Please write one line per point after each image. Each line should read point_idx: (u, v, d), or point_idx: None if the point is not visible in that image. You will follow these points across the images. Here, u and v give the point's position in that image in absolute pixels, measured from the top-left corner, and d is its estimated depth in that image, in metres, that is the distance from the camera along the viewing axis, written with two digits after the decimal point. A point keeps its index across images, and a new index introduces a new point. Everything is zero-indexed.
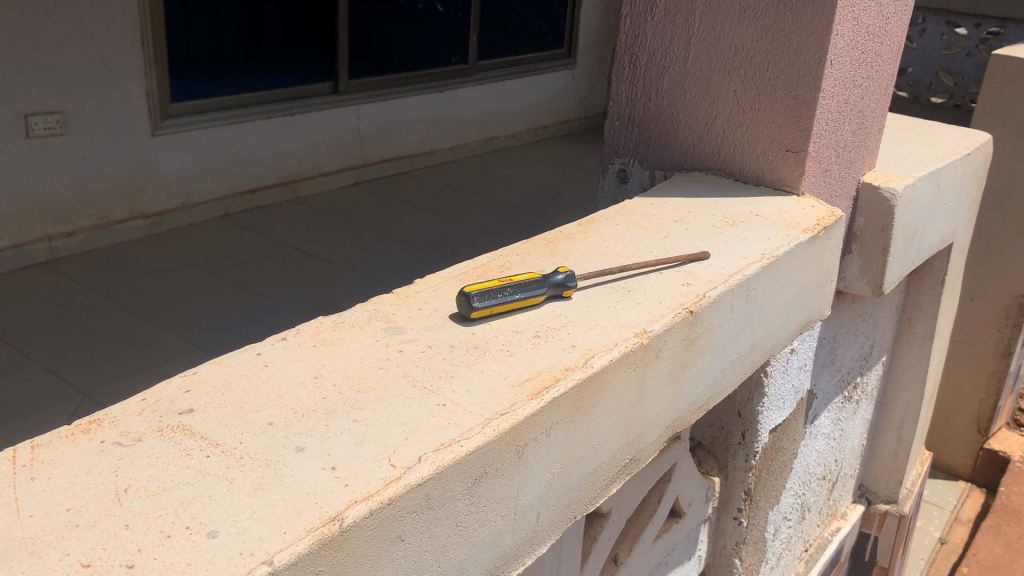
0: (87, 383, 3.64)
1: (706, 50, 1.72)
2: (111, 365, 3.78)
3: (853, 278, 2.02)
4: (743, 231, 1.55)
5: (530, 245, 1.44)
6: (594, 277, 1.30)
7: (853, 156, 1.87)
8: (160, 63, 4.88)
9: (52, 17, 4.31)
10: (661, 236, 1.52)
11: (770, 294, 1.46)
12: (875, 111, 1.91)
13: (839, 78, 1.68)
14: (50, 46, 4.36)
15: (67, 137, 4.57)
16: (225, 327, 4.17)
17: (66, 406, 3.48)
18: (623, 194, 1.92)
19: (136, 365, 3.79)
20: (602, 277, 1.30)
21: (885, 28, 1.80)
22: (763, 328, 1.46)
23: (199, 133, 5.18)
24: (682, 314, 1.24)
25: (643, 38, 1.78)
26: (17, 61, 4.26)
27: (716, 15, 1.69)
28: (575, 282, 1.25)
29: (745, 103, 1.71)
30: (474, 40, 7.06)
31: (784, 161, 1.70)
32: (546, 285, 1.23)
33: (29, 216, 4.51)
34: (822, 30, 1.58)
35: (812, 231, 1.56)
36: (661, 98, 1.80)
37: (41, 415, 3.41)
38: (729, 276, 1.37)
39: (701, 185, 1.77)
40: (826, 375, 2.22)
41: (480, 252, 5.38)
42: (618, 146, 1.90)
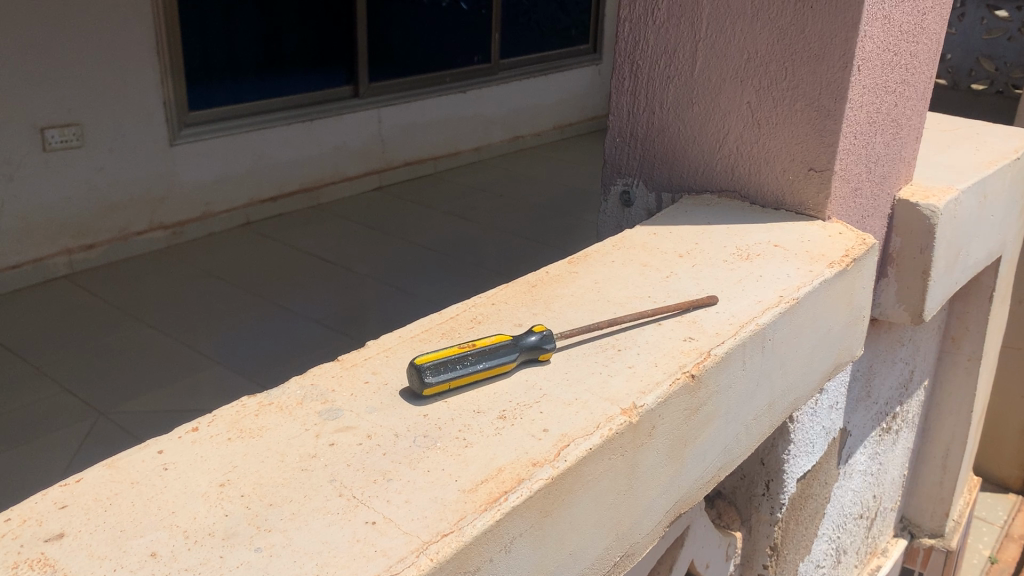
0: (104, 401, 3.51)
1: (715, 57, 1.52)
2: (127, 382, 3.65)
3: (891, 304, 1.81)
4: (759, 267, 1.34)
5: (508, 290, 1.26)
6: (578, 335, 1.10)
7: (886, 170, 1.65)
8: (176, 72, 4.75)
9: (64, 28, 4.18)
10: (663, 275, 1.32)
11: (789, 343, 1.25)
12: (911, 118, 1.69)
13: (868, 85, 1.47)
14: (64, 57, 4.24)
15: (84, 150, 4.45)
16: (246, 340, 4.04)
17: (81, 426, 3.34)
18: (627, 220, 1.73)
19: (155, 381, 3.66)
20: (585, 332, 1.10)
21: (922, 25, 1.58)
22: (783, 381, 1.27)
23: (216, 142, 5.05)
24: (682, 380, 1.04)
25: (645, 44, 1.59)
26: (31, 75, 4.14)
27: (726, 17, 1.48)
28: (552, 344, 1.06)
29: (763, 117, 1.50)
30: (496, 38, 6.88)
31: (807, 182, 1.49)
32: (517, 350, 1.03)
33: (47, 229, 4.40)
34: (847, 31, 1.37)
35: (840, 264, 1.35)
36: (667, 112, 1.61)
37: (56, 435, 3.28)
38: (740, 325, 1.17)
39: (713, 210, 1.56)
40: (861, 410, 2.00)
41: (507, 255, 5.19)
42: (620, 165, 1.70)
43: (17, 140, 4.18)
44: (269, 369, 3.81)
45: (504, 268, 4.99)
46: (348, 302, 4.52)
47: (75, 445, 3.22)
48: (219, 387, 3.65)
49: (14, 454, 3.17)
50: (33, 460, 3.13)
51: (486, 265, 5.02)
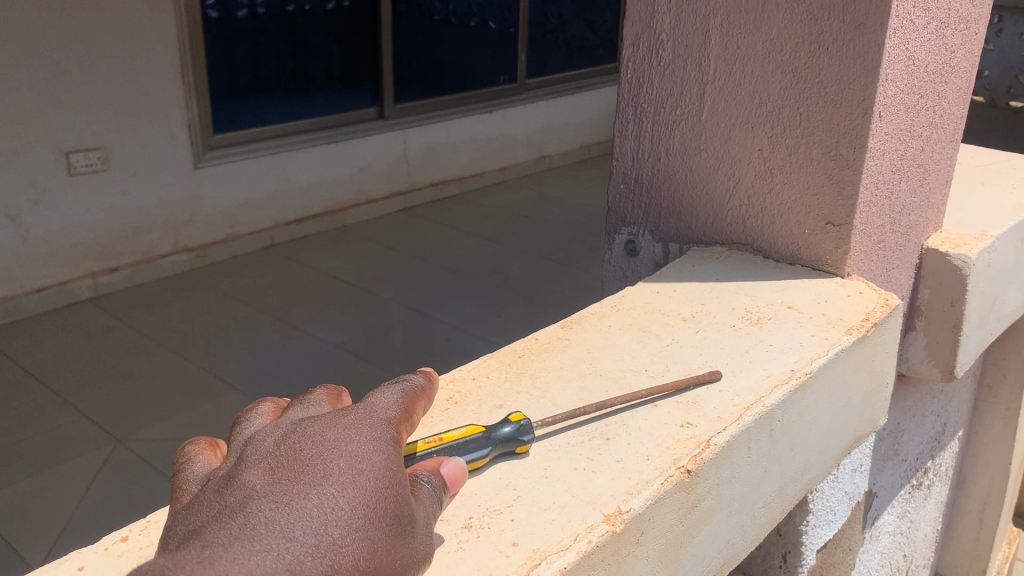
0: (123, 428, 3.44)
1: (723, 101, 1.41)
2: (146, 408, 3.58)
3: (919, 360, 1.69)
4: (770, 333, 1.23)
5: (492, 361, 1.15)
6: (562, 422, 0.99)
7: (912, 220, 1.53)
8: (201, 94, 4.71)
9: (91, 50, 4.14)
10: (665, 343, 1.21)
11: (802, 421, 1.14)
12: (940, 162, 1.57)
13: (890, 132, 1.35)
14: (92, 80, 4.20)
15: (109, 173, 4.41)
16: (266, 365, 3.96)
17: (99, 453, 3.28)
18: (632, 270, 1.63)
19: (174, 406, 3.59)
20: (570, 417, 1.00)
21: (950, 64, 1.46)
22: (795, 464, 1.15)
23: (240, 164, 5.00)
24: (676, 478, 0.93)
25: (649, 86, 1.49)
26: (57, 98, 4.10)
27: (734, 58, 1.38)
28: (530, 436, 0.95)
29: (775, 166, 1.39)
30: (523, 58, 6.81)
31: (824, 237, 1.37)
32: (488, 445, 0.92)
33: (71, 253, 4.38)
34: (866, 76, 1.26)
35: (859, 330, 1.24)
36: (673, 158, 1.50)
37: (73, 463, 3.22)
38: (746, 406, 1.05)
39: (723, 265, 1.45)
40: (889, 470, 1.87)
41: (532, 279, 5.08)
42: (624, 213, 1.61)
43: (41, 163, 4.14)
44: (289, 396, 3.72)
45: (529, 291, 4.89)
46: (372, 325, 4.43)
47: (91, 475, 3.15)
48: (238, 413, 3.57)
49: (30, 483, 3.10)
50: (46, 492, 3.06)
51: (512, 289, 4.91)
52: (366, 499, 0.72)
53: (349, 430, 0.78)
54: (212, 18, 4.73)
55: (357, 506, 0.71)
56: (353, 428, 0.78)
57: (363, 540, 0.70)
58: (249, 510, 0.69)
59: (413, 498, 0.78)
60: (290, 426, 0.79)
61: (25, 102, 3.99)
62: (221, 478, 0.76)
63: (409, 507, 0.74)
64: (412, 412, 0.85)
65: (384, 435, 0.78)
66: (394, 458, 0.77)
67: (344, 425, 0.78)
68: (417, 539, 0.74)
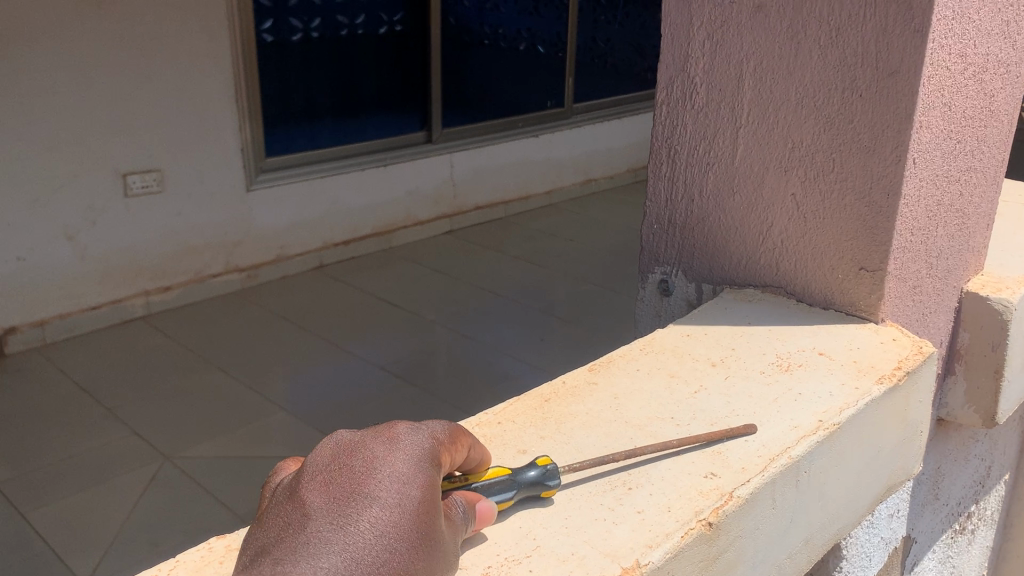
0: (171, 445, 3.51)
1: (756, 145, 1.42)
2: (194, 426, 3.65)
3: (959, 405, 1.65)
4: (800, 381, 1.22)
5: (517, 404, 1.17)
6: (590, 466, 1.00)
7: (950, 265, 1.52)
8: (254, 117, 4.82)
9: (149, 75, 4.26)
10: (692, 390, 1.21)
11: (829, 472, 1.13)
12: (980, 207, 1.56)
13: (926, 178, 1.34)
14: (149, 104, 4.31)
15: (163, 195, 4.52)
16: (311, 385, 4.02)
17: (147, 469, 3.35)
18: (666, 310, 1.64)
19: (221, 425, 3.66)
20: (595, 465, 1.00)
21: (990, 108, 1.45)
22: (822, 514, 1.14)
23: (290, 187, 5.09)
24: (698, 530, 0.93)
25: (682, 128, 1.51)
26: (115, 121, 4.21)
27: (768, 104, 1.38)
28: (555, 481, 0.95)
29: (807, 211, 1.39)
30: (570, 83, 6.85)
31: (858, 282, 1.36)
32: (514, 489, 0.93)
33: (126, 272, 4.49)
34: (899, 123, 1.25)
35: (891, 379, 1.22)
36: (706, 200, 1.51)
37: (122, 478, 3.29)
38: (773, 457, 1.05)
39: (755, 307, 1.45)
40: (929, 515, 1.84)
41: (576, 302, 5.08)
42: (658, 253, 1.62)
43: (98, 184, 4.26)
44: (333, 416, 3.77)
45: (574, 315, 4.89)
46: (416, 346, 4.47)
47: (139, 490, 3.22)
48: (283, 433, 3.62)
49: (81, 497, 3.17)
50: (95, 507, 3.12)
51: (557, 312, 4.92)
52: (408, 517, 0.76)
53: (396, 449, 0.82)
54: (265, 45, 4.86)
55: (402, 525, 0.75)
56: (399, 447, 0.82)
57: (405, 554, 0.74)
58: (310, 528, 0.74)
59: (448, 521, 0.82)
60: (341, 438, 0.84)
61: (85, 125, 4.12)
62: (286, 489, 0.81)
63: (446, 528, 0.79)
64: (457, 432, 0.89)
65: (425, 457, 0.82)
66: (433, 480, 0.81)
67: (393, 445, 0.83)
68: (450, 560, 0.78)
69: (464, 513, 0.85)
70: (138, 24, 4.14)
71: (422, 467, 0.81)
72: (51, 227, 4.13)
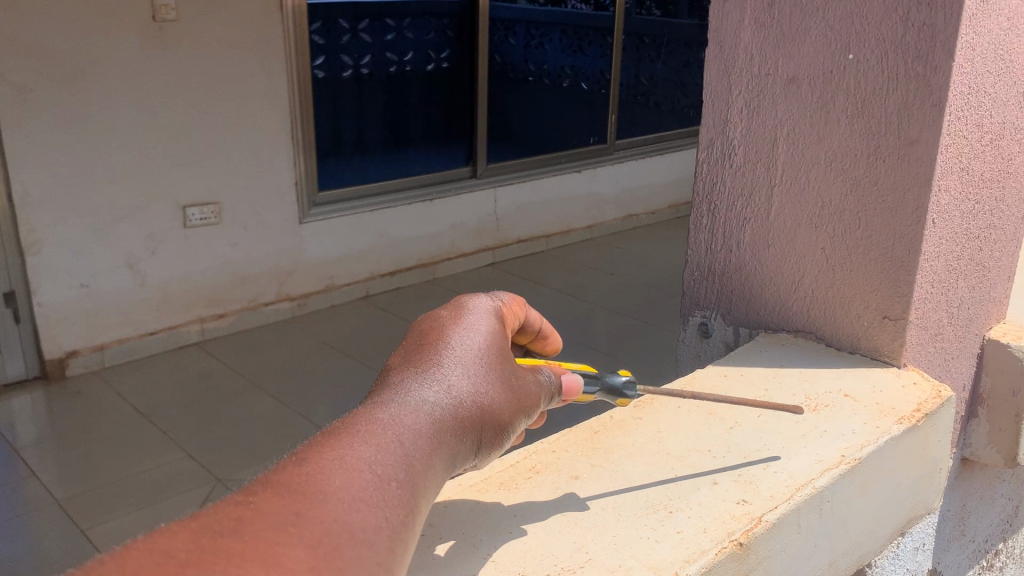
0: (222, 468, 3.68)
1: (789, 203, 1.56)
2: (245, 450, 3.82)
3: (982, 445, 1.74)
4: (826, 420, 1.35)
5: (570, 436, 1.31)
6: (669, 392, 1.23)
7: (972, 313, 1.64)
8: (309, 152, 5.02)
9: (210, 114, 4.48)
10: (727, 426, 1.34)
11: (850, 503, 1.25)
12: (1001, 260, 1.68)
13: (946, 235, 1.47)
14: (210, 141, 4.53)
15: (220, 227, 4.73)
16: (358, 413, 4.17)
17: (200, 491, 3.52)
18: (705, 351, 1.78)
19: (271, 450, 3.82)
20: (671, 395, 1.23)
21: (1008, 170, 1.57)
22: (845, 540, 1.27)
23: (341, 220, 5.30)
24: (729, 548, 1.06)
25: (721, 185, 1.65)
26: (178, 157, 4.43)
27: (800, 166, 1.52)
28: (631, 394, 1.24)
29: (836, 263, 1.52)
30: (613, 120, 7.00)
31: (882, 330, 1.49)
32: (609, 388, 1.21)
33: (183, 301, 4.71)
34: (919, 187, 1.38)
35: (910, 420, 1.34)
36: (743, 252, 1.65)
37: (177, 499, 3.46)
38: (798, 487, 1.18)
39: (787, 351, 1.58)
40: (954, 550, 1.93)
41: (617, 337, 5.19)
42: (699, 298, 1.76)
43: (160, 216, 4.48)
44: None
45: (613, 350, 4.99)
46: None
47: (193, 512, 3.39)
48: None
49: (138, 515, 3.35)
50: (152, 525, 3.30)
51: (597, 346, 5.04)
52: (479, 351, 0.89)
53: (461, 309, 0.96)
54: (321, 83, 5.09)
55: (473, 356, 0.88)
56: (464, 307, 0.96)
57: (478, 377, 0.87)
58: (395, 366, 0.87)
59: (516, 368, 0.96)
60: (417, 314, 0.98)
61: (150, 160, 4.34)
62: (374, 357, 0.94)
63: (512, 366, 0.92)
64: (509, 305, 1.04)
65: (487, 315, 0.96)
66: (495, 329, 0.94)
67: (459, 307, 0.96)
68: (519, 389, 0.92)
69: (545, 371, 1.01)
70: (202, 66, 4.37)
71: (490, 321, 0.95)
72: (115, 257, 4.37)
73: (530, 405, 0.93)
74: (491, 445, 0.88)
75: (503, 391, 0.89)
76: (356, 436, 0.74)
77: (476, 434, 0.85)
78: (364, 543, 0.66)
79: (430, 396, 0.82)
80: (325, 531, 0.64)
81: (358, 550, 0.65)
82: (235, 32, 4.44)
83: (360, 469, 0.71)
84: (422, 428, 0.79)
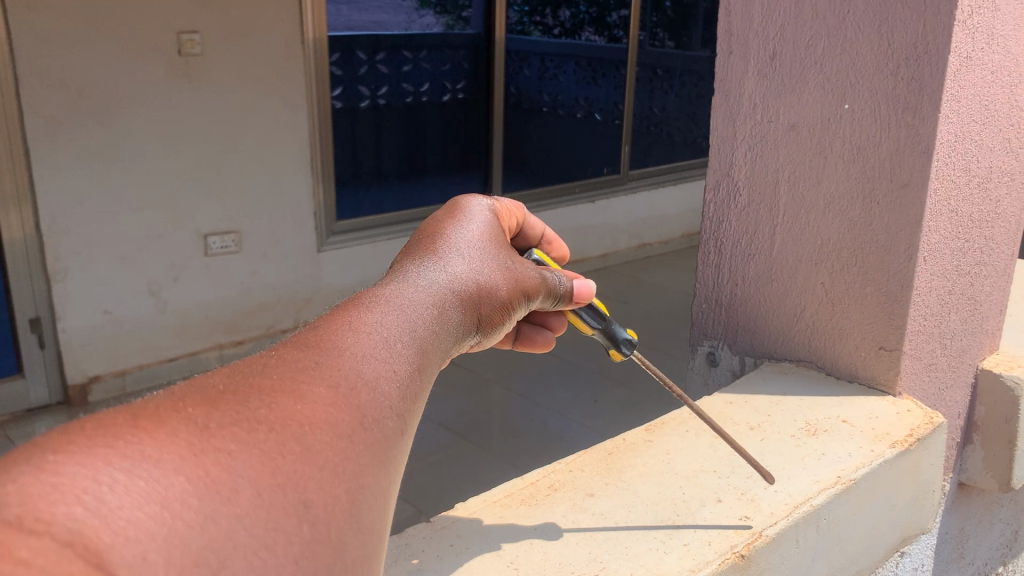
0: None
1: (790, 240, 1.67)
2: None
3: (977, 471, 1.84)
4: (825, 443, 1.45)
5: (585, 457, 1.41)
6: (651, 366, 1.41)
7: (965, 344, 1.74)
8: (327, 182, 5.15)
9: (232, 146, 4.61)
10: (731, 449, 1.44)
11: (846, 520, 1.35)
12: (993, 294, 1.78)
13: (937, 271, 1.57)
14: (231, 172, 4.65)
15: (240, 255, 4.85)
16: None
17: None
18: (713, 379, 1.88)
19: None
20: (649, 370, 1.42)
21: (996, 211, 1.68)
22: (841, 555, 1.36)
23: (359, 248, 5.43)
24: (732, 560, 1.16)
25: (727, 223, 1.76)
26: (200, 188, 4.56)
27: (800, 206, 1.63)
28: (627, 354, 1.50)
29: (834, 296, 1.62)
30: (627, 151, 7.13)
31: (877, 360, 1.59)
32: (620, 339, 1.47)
33: (203, 327, 4.83)
34: (911, 227, 1.49)
35: (902, 444, 1.44)
36: (748, 285, 1.76)
37: None
38: (796, 504, 1.28)
39: (789, 379, 1.68)
40: (955, 571, 2.01)
41: (630, 365, 5.26)
42: (706, 329, 1.87)
43: (183, 245, 4.61)
44: None
45: (626, 378, 5.06)
46: (474, 405, 4.70)
47: None
48: None
49: None
50: None
51: (611, 374, 5.12)
52: (479, 236, 0.98)
53: (457, 211, 1.04)
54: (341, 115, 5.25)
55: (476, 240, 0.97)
56: (459, 210, 1.04)
57: (483, 254, 0.95)
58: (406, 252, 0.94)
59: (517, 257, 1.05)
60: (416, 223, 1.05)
61: (173, 191, 4.48)
62: None
63: (510, 252, 1.01)
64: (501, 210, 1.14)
65: (480, 213, 1.05)
66: (490, 223, 1.03)
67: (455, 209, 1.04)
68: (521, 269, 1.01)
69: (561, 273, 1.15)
70: (225, 100, 4.51)
71: (485, 217, 1.04)
72: (138, 283, 4.50)
73: (533, 285, 1.03)
74: (504, 313, 0.96)
75: (507, 267, 0.97)
76: (369, 298, 0.78)
77: (482, 307, 0.91)
78: (379, 388, 0.68)
79: (434, 275, 0.86)
80: (342, 376, 0.66)
81: (375, 393, 0.68)
82: (257, 67, 4.57)
83: (372, 327, 0.73)
84: (430, 298, 0.82)
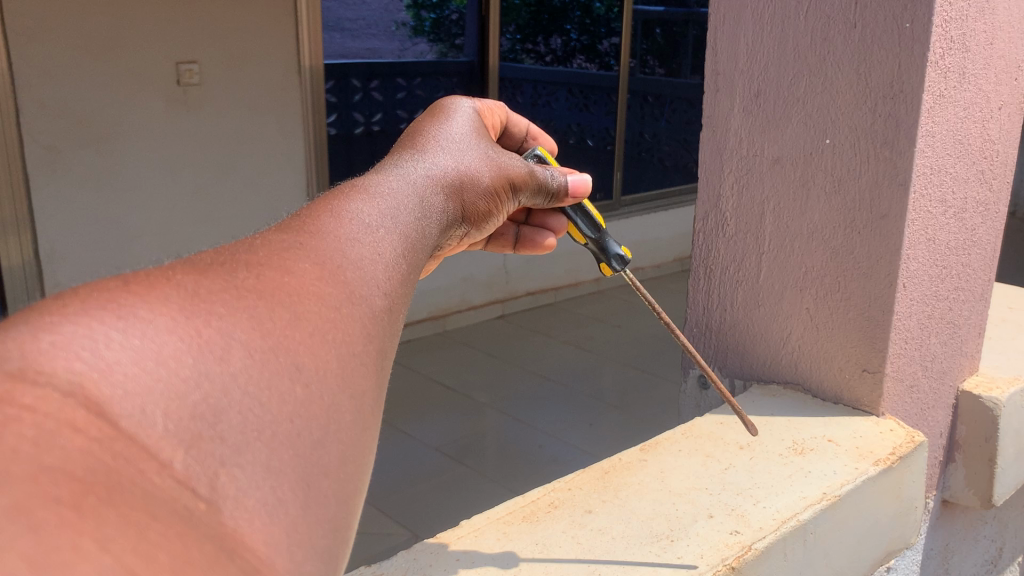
0: None
1: (776, 266, 1.74)
2: None
3: (960, 488, 1.91)
4: (811, 462, 1.52)
5: (583, 475, 1.48)
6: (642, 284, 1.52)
7: (946, 364, 1.81)
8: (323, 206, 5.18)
9: (229, 173, 4.68)
10: (722, 467, 1.51)
11: (832, 535, 1.42)
12: (971, 317, 1.85)
13: (917, 296, 1.65)
14: (228, 198, 4.71)
15: None
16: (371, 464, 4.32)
17: None
18: (704, 401, 1.95)
19: None
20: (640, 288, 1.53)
21: (972, 239, 1.76)
22: (828, 569, 1.43)
23: None
24: (722, 572, 1.22)
25: (716, 250, 1.84)
26: (198, 214, 4.63)
27: (785, 235, 1.72)
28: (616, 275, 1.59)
29: (819, 321, 1.70)
30: (619, 176, 7.23)
31: (861, 382, 1.66)
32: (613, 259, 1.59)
33: None
34: (891, 255, 1.57)
35: (885, 462, 1.52)
36: (736, 310, 1.83)
37: None
38: (783, 520, 1.35)
39: (778, 401, 1.75)
40: None
41: (624, 389, 5.33)
42: (698, 352, 1.94)
43: None
44: (391, 494, 4.04)
45: (621, 402, 5.13)
46: (470, 429, 4.75)
47: None
48: None
49: None
50: None
51: (605, 398, 5.18)
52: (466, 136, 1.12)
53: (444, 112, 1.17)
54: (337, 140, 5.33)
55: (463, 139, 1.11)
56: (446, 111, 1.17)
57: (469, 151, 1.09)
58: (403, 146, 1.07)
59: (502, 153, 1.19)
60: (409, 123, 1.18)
61: (171, 217, 4.54)
62: None
63: (495, 148, 1.15)
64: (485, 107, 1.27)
65: (467, 115, 1.18)
66: (475, 124, 1.17)
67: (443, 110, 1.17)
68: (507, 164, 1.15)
69: (550, 170, 1.30)
70: (222, 128, 4.58)
71: (469, 117, 1.17)
72: None
73: (518, 177, 1.17)
74: (492, 199, 1.11)
75: (491, 161, 1.12)
76: (369, 183, 0.90)
77: (471, 193, 1.06)
78: (362, 267, 0.76)
79: (430, 166, 1.00)
80: (328, 257, 0.74)
81: (357, 270, 0.75)
82: (254, 96, 4.65)
83: (370, 204, 0.84)
84: (423, 185, 0.95)
